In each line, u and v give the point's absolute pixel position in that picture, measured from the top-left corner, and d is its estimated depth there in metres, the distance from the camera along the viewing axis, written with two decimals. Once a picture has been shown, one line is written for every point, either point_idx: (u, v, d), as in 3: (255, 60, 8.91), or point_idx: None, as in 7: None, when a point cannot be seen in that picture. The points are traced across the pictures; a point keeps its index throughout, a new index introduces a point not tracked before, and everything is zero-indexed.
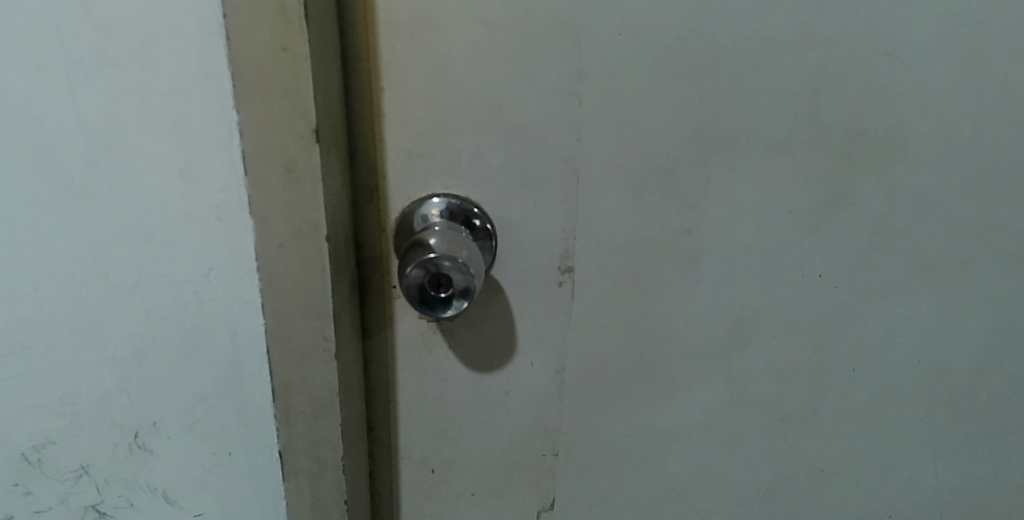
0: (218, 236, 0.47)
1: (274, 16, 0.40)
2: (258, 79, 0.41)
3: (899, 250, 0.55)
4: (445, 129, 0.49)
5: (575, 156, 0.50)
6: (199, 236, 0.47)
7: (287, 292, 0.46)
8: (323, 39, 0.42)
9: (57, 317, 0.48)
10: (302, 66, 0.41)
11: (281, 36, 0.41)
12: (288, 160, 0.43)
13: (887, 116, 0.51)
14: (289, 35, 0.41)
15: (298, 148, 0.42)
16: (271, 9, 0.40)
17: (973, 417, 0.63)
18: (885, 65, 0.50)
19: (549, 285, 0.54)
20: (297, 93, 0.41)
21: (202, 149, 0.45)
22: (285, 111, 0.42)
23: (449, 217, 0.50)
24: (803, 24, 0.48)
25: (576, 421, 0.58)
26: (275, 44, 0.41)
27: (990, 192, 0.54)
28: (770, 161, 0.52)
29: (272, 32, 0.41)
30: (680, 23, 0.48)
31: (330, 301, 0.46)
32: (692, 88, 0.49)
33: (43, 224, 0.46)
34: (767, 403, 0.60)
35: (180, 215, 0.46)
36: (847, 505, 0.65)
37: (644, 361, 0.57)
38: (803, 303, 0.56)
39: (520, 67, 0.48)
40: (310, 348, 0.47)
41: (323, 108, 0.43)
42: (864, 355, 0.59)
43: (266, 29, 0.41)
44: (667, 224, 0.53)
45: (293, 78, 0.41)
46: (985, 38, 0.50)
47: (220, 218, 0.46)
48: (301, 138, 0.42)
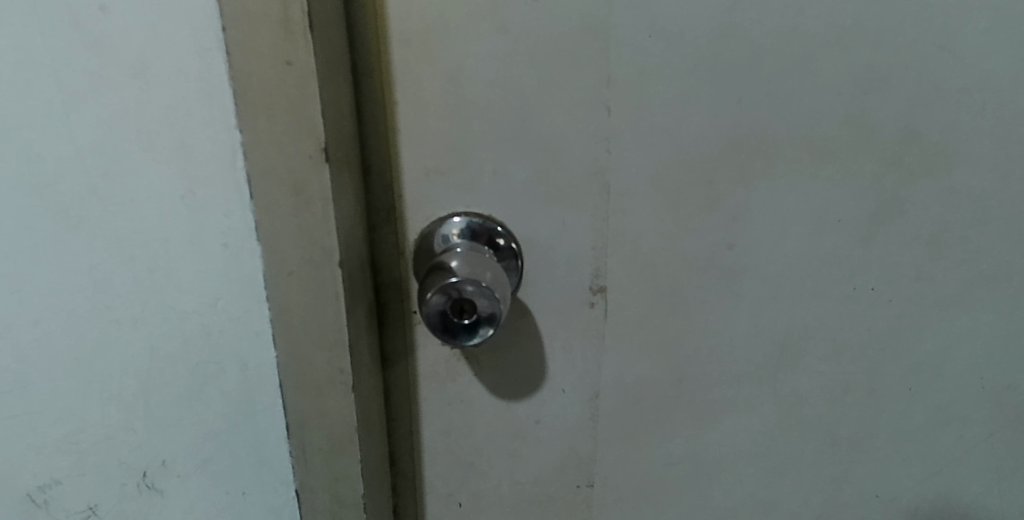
0: (225, 264, 0.44)
1: (277, 27, 0.37)
2: (264, 97, 0.39)
3: (957, 259, 0.51)
4: (465, 144, 0.46)
5: (603, 169, 0.47)
6: (204, 265, 0.44)
7: (301, 323, 0.43)
8: (330, 54, 0.39)
9: (59, 353, 0.45)
10: (309, 80, 0.38)
11: (285, 48, 0.37)
12: (296, 182, 0.40)
13: (942, 116, 0.47)
14: (294, 46, 0.37)
15: (307, 169, 0.39)
16: (273, 20, 0.37)
17: None
18: (939, 59, 0.46)
19: (580, 307, 0.50)
20: (303, 111, 0.38)
21: (205, 171, 0.42)
22: (293, 130, 0.39)
23: (471, 237, 0.47)
24: (849, 19, 0.45)
25: (612, 450, 0.55)
26: (278, 57, 0.38)
27: None
28: (816, 167, 0.48)
29: (274, 46, 0.38)
30: (714, 22, 0.44)
31: (346, 334, 0.43)
32: (729, 92, 0.46)
33: (40, 255, 0.43)
34: (816, 425, 0.55)
35: (185, 243, 0.43)
36: None
37: (683, 384, 0.53)
38: (854, 319, 0.52)
39: (543, 74, 0.44)
40: (327, 382, 0.44)
41: (334, 125, 0.40)
42: (921, 375, 0.54)
43: (269, 42, 0.38)
44: (705, 239, 0.49)
45: (299, 94, 0.38)
46: None
47: (226, 245, 0.44)
48: (310, 157, 0.39)
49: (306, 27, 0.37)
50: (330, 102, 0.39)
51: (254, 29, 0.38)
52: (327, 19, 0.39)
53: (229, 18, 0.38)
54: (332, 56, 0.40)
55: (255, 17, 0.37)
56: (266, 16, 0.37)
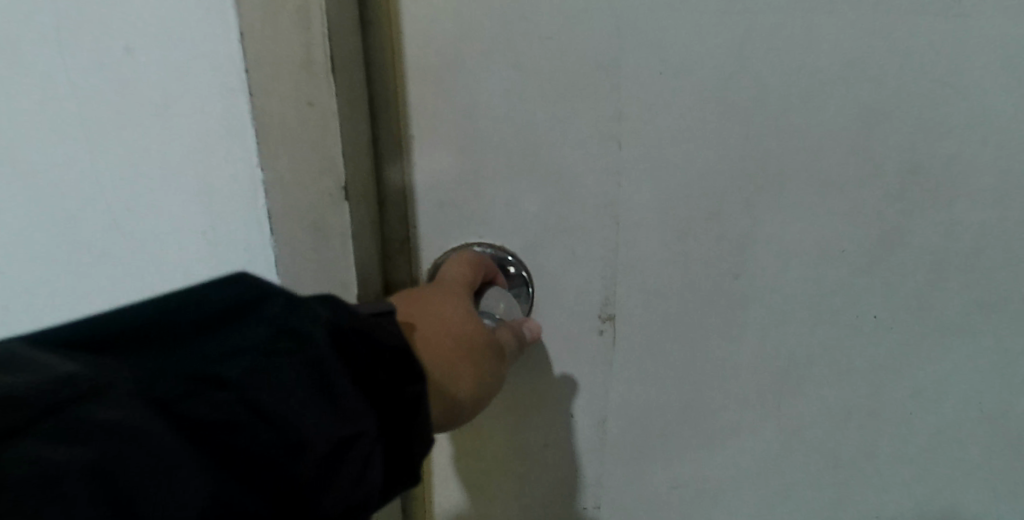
0: None
1: (299, 69, 0.38)
2: (284, 136, 0.39)
3: (956, 286, 0.51)
4: (479, 176, 0.47)
5: (615, 201, 0.48)
6: None
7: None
8: (349, 93, 0.40)
9: None
10: (330, 120, 0.39)
11: (307, 90, 0.38)
12: (316, 218, 0.40)
13: (942, 149, 0.48)
14: (316, 88, 0.38)
15: (328, 207, 0.40)
16: (295, 62, 0.37)
17: None
18: (941, 94, 0.46)
19: (590, 334, 0.51)
20: (324, 149, 0.39)
21: (224, 208, 0.42)
22: (315, 170, 0.39)
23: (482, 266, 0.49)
24: (854, 56, 0.45)
25: (619, 472, 0.56)
26: (301, 98, 0.38)
27: None
28: (822, 199, 0.49)
29: (294, 88, 0.38)
30: (723, 60, 0.45)
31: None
32: (737, 127, 0.47)
33: (71, 286, 0.46)
34: (819, 449, 0.56)
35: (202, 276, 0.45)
36: None
37: (690, 409, 0.54)
38: (856, 346, 0.53)
39: (557, 111, 0.45)
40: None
41: (354, 165, 0.41)
42: (921, 399, 0.55)
43: (289, 83, 0.38)
44: (713, 268, 0.50)
45: (320, 132, 0.39)
46: None
47: None
48: (331, 196, 0.40)
49: (327, 68, 0.38)
50: (349, 141, 0.40)
51: (275, 71, 0.38)
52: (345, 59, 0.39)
53: (251, 58, 0.38)
54: (350, 95, 0.40)
55: (276, 59, 0.38)
56: (287, 57, 0.37)
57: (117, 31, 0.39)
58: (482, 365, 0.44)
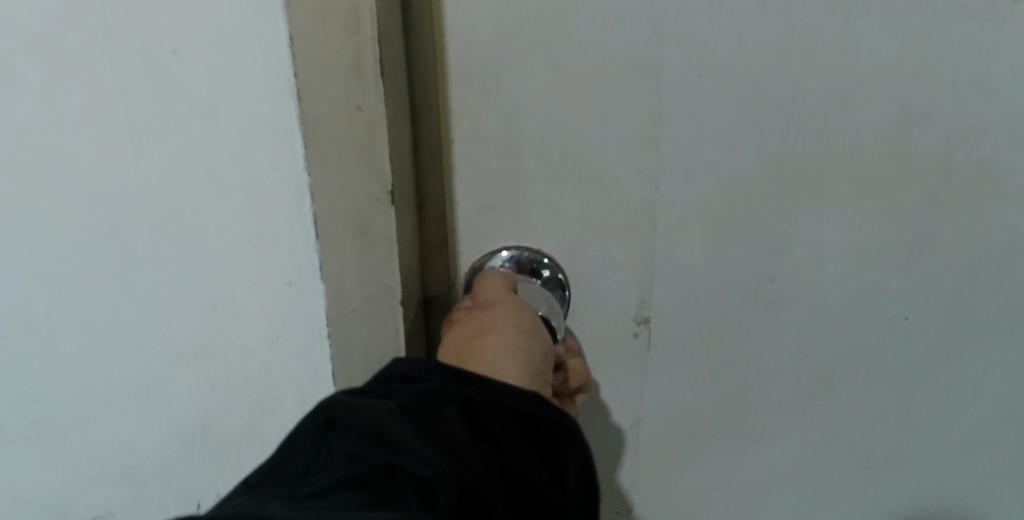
0: (290, 304, 0.44)
1: (349, 74, 0.38)
2: (331, 142, 0.39)
3: (990, 290, 0.52)
4: (518, 180, 0.47)
5: (652, 205, 0.48)
6: (268, 304, 0.44)
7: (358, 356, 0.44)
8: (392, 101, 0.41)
9: (122, 385, 0.47)
10: (379, 125, 0.39)
11: (356, 95, 0.39)
12: (362, 223, 0.41)
13: (979, 152, 0.48)
14: (365, 93, 0.39)
15: (374, 210, 0.41)
16: (345, 68, 0.38)
17: None
18: (979, 97, 0.46)
19: (625, 337, 0.51)
20: (372, 154, 0.40)
21: (274, 214, 0.42)
22: (363, 174, 0.40)
23: (519, 269, 0.48)
24: (892, 59, 0.45)
25: (652, 475, 0.56)
26: (348, 102, 0.39)
27: None
28: (857, 202, 0.49)
29: (342, 94, 0.39)
30: (762, 62, 0.45)
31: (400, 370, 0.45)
32: (774, 130, 0.47)
33: (109, 296, 0.45)
34: (851, 451, 0.56)
35: (248, 282, 0.44)
36: None
37: (724, 412, 0.54)
38: (890, 349, 0.53)
39: (596, 115, 0.45)
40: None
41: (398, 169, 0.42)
42: (954, 402, 0.55)
43: (336, 88, 0.38)
44: (748, 271, 0.50)
45: (368, 136, 0.39)
46: None
47: (290, 285, 0.43)
48: (377, 200, 0.41)
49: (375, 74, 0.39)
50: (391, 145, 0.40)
51: (324, 75, 0.38)
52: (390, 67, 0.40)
53: (301, 62, 0.38)
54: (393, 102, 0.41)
55: (326, 64, 0.38)
56: (336, 63, 0.38)
57: (154, 40, 0.39)
58: (489, 341, 0.43)
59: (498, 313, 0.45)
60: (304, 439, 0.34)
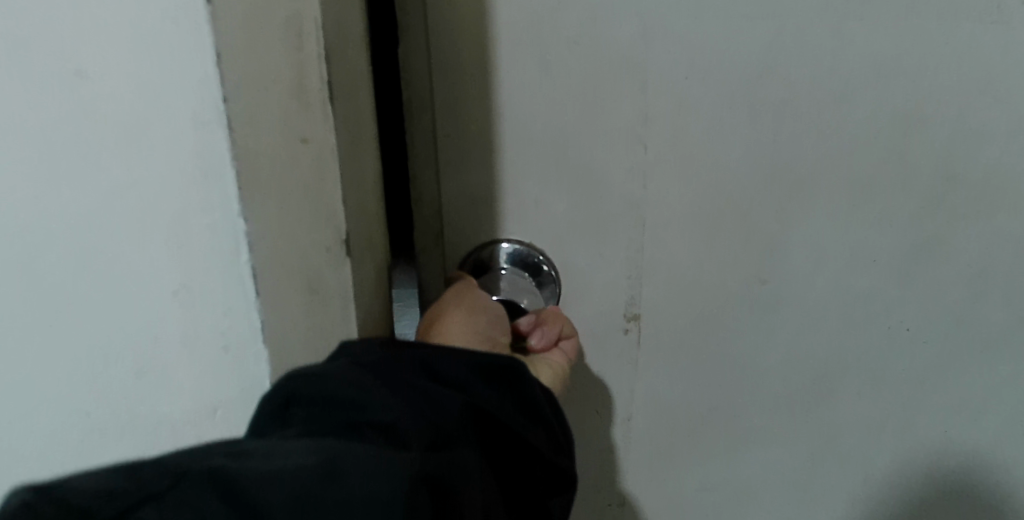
0: (232, 337, 0.40)
1: (290, 94, 0.32)
2: (269, 177, 0.34)
3: (1000, 303, 0.50)
4: (510, 174, 0.48)
5: (641, 202, 0.49)
6: (213, 339, 0.40)
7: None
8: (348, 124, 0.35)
9: (70, 427, 0.43)
10: (326, 159, 0.33)
11: (300, 122, 0.32)
12: (311, 279, 0.35)
13: (981, 157, 0.46)
14: (310, 121, 0.32)
15: (324, 264, 0.35)
16: (286, 87, 0.32)
17: None
18: (980, 100, 0.45)
19: (615, 333, 0.52)
20: (321, 196, 0.33)
21: (193, 254, 0.38)
22: (309, 221, 0.34)
23: (515, 263, 0.50)
24: (887, 59, 0.45)
25: (645, 471, 0.57)
26: (292, 132, 0.32)
27: None
28: (852, 206, 0.48)
29: (285, 117, 0.32)
30: (751, 62, 0.45)
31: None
32: (763, 130, 0.47)
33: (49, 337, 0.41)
34: (850, 462, 0.56)
35: (219, 315, 0.39)
36: None
37: (715, 411, 0.54)
38: (889, 359, 0.52)
39: (586, 115, 0.47)
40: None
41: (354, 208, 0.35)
42: (961, 417, 0.54)
43: (276, 103, 0.32)
44: (739, 272, 0.50)
45: (315, 177, 0.33)
46: None
47: (229, 317, 0.39)
48: (327, 252, 0.34)
49: (320, 85, 0.32)
50: (349, 182, 0.34)
51: (261, 101, 0.32)
52: (344, 75, 0.34)
53: (238, 79, 0.33)
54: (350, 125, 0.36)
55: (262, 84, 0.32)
56: (275, 75, 0.32)
57: (108, 51, 0.34)
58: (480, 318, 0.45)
59: (451, 302, 0.46)
60: (270, 422, 0.32)
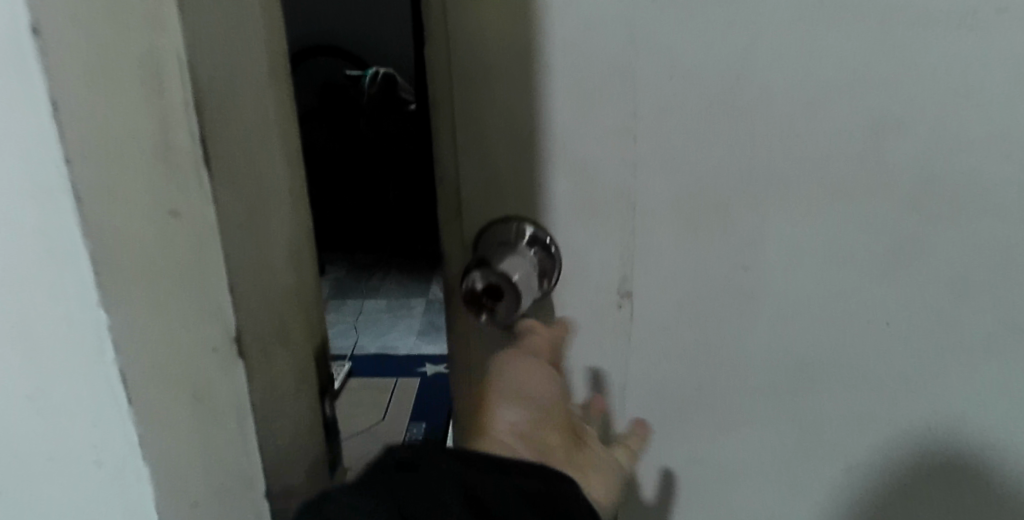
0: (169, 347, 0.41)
1: (154, 176, 0.38)
2: (145, 264, 0.39)
3: (981, 306, 0.53)
4: (517, 161, 0.54)
5: (631, 190, 0.53)
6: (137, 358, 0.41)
7: (196, 408, 0.43)
8: (228, 114, 0.39)
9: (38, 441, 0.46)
10: (204, 237, 0.39)
11: (170, 204, 0.38)
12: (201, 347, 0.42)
13: (958, 161, 0.49)
14: (180, 200, 0.38)
15: (202, 328, 0.41)
16: (151, 172, 0.38)
17: None
18: (955, 107, 0.48)
19: (610, 308, 0.57)
20: (199, 273, 0.40)
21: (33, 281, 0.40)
22: (183, 299, 0.40)
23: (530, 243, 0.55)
24: (861, 66, 0.48)
25: (641, 438, 0.62)
26: (161, 208, 0.38)
27: None
28: (831, 203, 0.51)
29: (146, 131, 0.37)
30: (730, 66, 0.49)
31: (249, 419, 0.44)
32: (742, 129, 0.50)
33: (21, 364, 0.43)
34: (834, 446, 0.60)
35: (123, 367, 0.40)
36: None
37: (703, 387, 0.59)
38: (871, 352, 0.55)
39: (582, 111, 0.51)
40: (241, 483, 0.46)
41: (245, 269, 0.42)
42: (945, 413, 0.57)
43: (130, 112, 0.37)
44: (724, 259, 0.54)
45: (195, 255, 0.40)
46: None
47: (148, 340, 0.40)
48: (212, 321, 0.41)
49: (182, 87, 0.36)
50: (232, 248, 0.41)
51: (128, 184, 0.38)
52: (222, 67, 0.39)
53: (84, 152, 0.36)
54: (233, 117, 0.40)
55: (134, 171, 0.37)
56: (131, 87, 0.36)
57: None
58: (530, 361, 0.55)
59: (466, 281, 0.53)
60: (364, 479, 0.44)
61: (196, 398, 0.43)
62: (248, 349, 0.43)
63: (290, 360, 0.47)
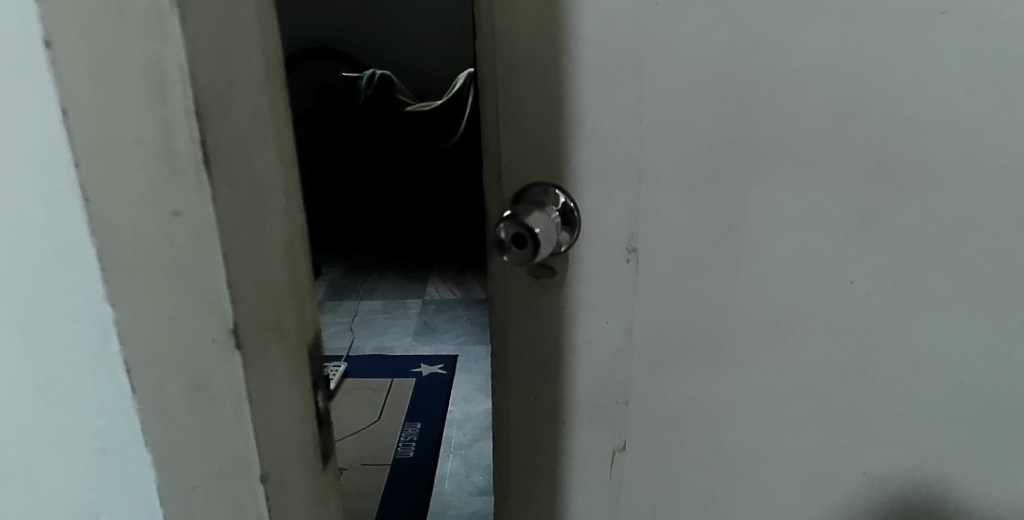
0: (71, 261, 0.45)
1: (159, 167, 0.41)
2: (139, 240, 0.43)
3: (935, 270, 0.63)
4: (546, 132, 0.63)
5: (638, 160, 0.63)
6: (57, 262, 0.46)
7: (195, 398, 0.46)
8: (226, 112, 0.42)
9: None
10: (198, 237, 0.42)
11: (173, 204, 0.41)
12: (202, 342, 0.44)
13: (915, 144, 0.59)
14: (183, 204, 0.41)
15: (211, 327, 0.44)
16: (150, 155, 0.41)
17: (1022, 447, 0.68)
18: (909, 97, 0.58)
19: (619, 261, 0.67)
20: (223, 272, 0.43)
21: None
22: (198, 305, 0.44)
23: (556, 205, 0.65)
24: (828, 60, 0.58)
25: (646, 379, 0.71)
26: (167, 208, 0.42)
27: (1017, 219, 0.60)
28: (806, 175, 0.62)
29: (148, 126, 0.40)
30: (720, 57, 0.59)
31: (246, 405, 0.46)
32: (730, 110, 0.61)
33: None
34: (810, 395, 0.69)
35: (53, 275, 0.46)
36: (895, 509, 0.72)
37: (697, 333, 0.68)
38: (841, 306, 0.65)
39: (601, 90, 0.61)
40: (224, 478, 0.48)
41: (261, 259, 0.45)
42: (907, 367, 0.66)
43: (136, 108, 0.40)
44: (716, 222, 0.64)
45: (193, 252, 0.42)
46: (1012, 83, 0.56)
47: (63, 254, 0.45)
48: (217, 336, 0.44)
49: (184, 89, 0.39)
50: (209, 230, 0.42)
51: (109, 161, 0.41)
52: (224, 69, 0.41)
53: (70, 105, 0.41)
54: (237, 117, 0.42)
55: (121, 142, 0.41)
56: (129, 81, 0.40)
57: None
58: None
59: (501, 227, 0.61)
60: None
61: (157, 347, 0.46)
62: (245, 345, 0.45)
63: (286, 360, 0.49)
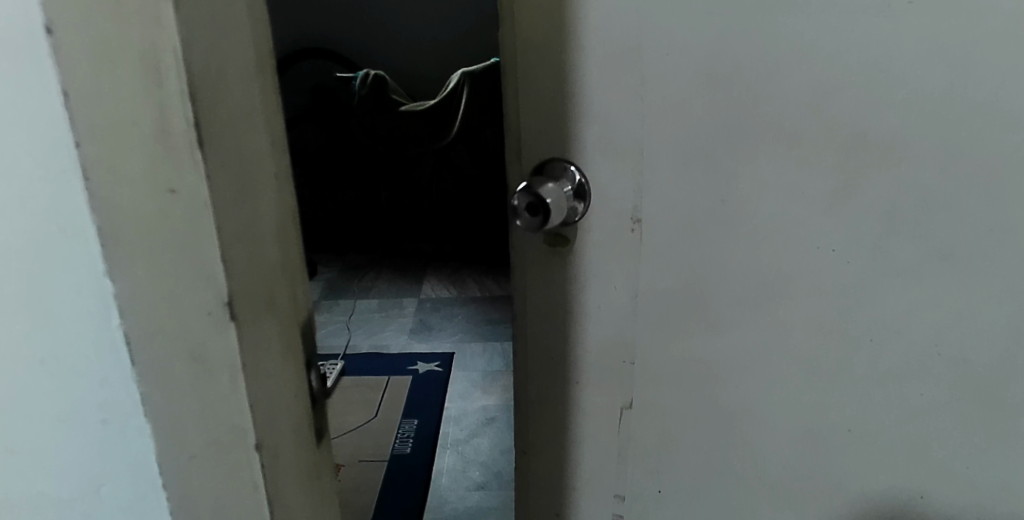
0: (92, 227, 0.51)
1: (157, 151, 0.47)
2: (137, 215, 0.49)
3: (907, 237, 0.70)
4: (558, 112, 0.70)
5: (639, 138, 0.70)
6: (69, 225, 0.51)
7: (196, 366, 0.53)
8: (219, 95, 0.48)
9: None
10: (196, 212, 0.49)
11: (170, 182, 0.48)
12: (199, 307, 0.51)
13: (887, 122, 0.66)
14: (179, 182, 0.48)
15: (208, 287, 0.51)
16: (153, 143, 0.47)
17: (989, 401, 0.75)
18: (879, 81, 0.65)
19: (623, 231, 0.73)
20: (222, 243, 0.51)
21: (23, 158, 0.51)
22: (192, 270, 0.50)
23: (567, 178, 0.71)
24: (807, 47, 0.65)
25: (650, 339, 0.78)
26: (165, 187, 0.48)
27: (978, 190, 0.67)
28: (789, 151, 0.68)
29: (147, 105, 0.46)
30: (711, 44, 0.65)
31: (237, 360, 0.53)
32: (720, 93, 0.67)
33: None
34: (796, 353, 0.75)
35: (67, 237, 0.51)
36: (874, 458, 0.79)
37: (696, 297, 0.75)
38: (823, 271, 0.72)
39: (608, 74, 0.68)
40: (241, 426, 0.54)
41: (254, 229, 0.52)
42: (883, 327, 0.73)
43: (134, 94, 0.46)
44: (710, 194, 0.71)
45: (190, 227, 0.49)
46: (970, 67, 0.63)
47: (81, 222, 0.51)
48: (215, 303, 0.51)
49: (178, 73, 0.46)
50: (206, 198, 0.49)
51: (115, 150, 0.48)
52: (215, 59, 0.48)
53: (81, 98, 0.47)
54: (232, 100, 0.49)
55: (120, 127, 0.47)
56: (134, 71, 0.46)
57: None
58: None
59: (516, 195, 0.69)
60: None
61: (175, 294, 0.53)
62: (240, 312, 0.52)
63: (273, 331, 0.56)
